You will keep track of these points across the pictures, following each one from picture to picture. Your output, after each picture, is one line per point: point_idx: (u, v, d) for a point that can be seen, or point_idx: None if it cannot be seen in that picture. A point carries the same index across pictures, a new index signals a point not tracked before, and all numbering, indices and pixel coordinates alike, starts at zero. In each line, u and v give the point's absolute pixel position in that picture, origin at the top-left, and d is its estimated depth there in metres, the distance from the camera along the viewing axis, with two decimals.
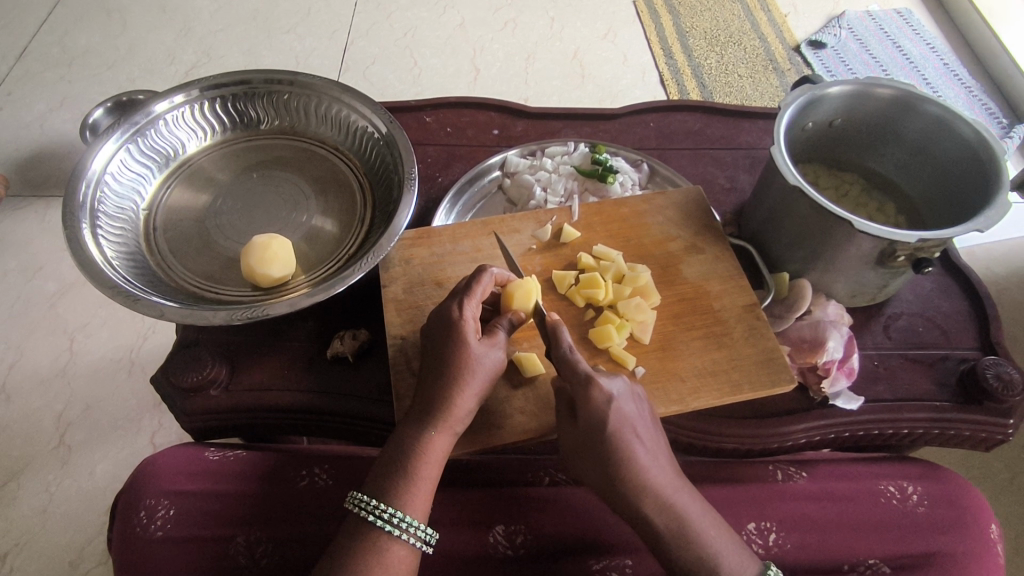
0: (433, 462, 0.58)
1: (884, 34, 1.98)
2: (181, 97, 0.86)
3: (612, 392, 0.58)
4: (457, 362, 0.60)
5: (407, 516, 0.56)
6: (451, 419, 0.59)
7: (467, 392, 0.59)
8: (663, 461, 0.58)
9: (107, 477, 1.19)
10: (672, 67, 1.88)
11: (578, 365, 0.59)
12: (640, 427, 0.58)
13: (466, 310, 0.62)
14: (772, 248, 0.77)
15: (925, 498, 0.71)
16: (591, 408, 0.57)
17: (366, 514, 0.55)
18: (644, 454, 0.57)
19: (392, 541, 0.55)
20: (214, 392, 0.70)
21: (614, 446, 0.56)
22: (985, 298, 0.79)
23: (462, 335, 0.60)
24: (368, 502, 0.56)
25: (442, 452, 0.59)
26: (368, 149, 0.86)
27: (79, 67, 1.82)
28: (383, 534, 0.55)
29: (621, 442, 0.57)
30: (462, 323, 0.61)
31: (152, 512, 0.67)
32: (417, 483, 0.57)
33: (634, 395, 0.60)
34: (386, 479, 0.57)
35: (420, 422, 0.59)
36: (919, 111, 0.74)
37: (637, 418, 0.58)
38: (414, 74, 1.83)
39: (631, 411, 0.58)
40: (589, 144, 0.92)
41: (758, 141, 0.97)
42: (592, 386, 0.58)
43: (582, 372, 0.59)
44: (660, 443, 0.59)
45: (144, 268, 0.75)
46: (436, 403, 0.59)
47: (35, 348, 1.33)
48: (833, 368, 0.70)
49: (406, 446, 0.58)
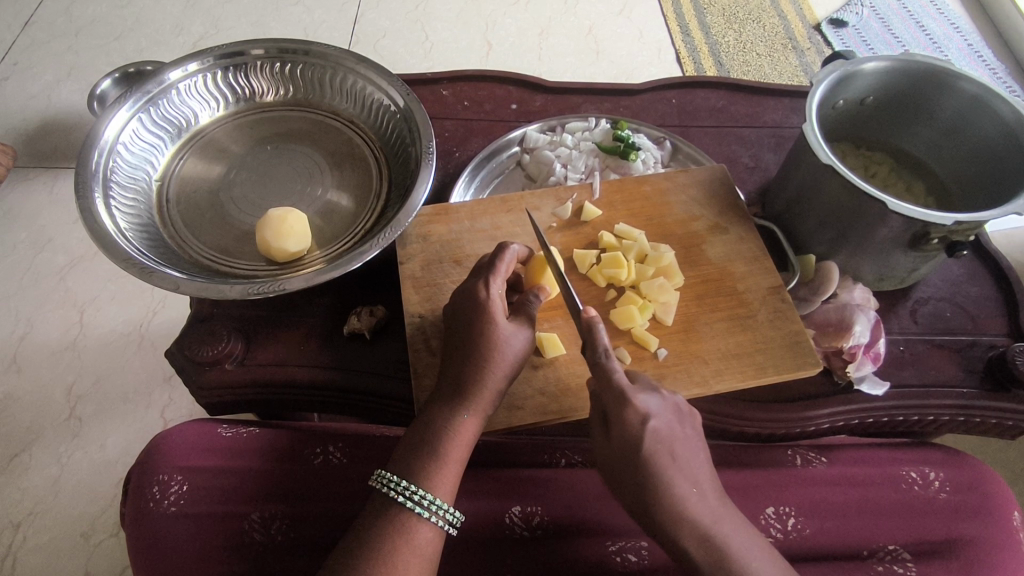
0: (461, 445, 0.57)
1: (907, 13, 1.93)
2: (194, 66, 0.84)
3: (649, 411, 0.54)
4: (483, 342, 0.59)
5: (435, 497, 0.55)
6: (482, 401, 0.58)
7: (494, 373, 0.58)
8: (704, 486, 0.55)
9: (118, 451, 1.19)
10: (688, 44, 1.83)
11: (615, 376, 0.56)
12: (680, 453, 0.55)
13: (493, 289, 0.61)
14: (798, 230, 0.75)
15: (947, 484, 0.70)
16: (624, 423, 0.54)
17: (394, 494, 0.55)
18: (682, 479, 0.54)
19: (421, 523, 0.54)
20: (229, 366, 0.69)
21: (651, 471, 0.53)
22: (1014, 284, 0.78)
23: (490, 315, 0.59)
24: (396, 482, 0.55)
25: (471, 436, 0.58)
26: (385, 123, 0.84)
27: (86, 37, 1.79)
28: (411, 515, 0.54)
29: (658, 465, 0.53)
30: (490, 304, 0.60)
31: (165, 488, 0.66)
32: (446, 465, 0.56)
33: (676, 410, 0.57)
34: (416, 460, 0.56)
35: (449, 403, 0.58)
36: (956, 90, 0.71)
37: (678, 441, 0.55)
38: (425, 48, 1.79)
39: (670, 428, 0.55)
40: (610, 119, 0.89)
41: (784, 120, 0.94)
42: (626, 405, 0.54)
43: (617, 386, 0.55)
44: (702, 459, 0.56)
45: (158, 240, 0.74)
46: (466, 386, 0.58)
47: (45, 321, 1.32)
48: (859, 352, 0.69)
49: (435, 427, 0.57)
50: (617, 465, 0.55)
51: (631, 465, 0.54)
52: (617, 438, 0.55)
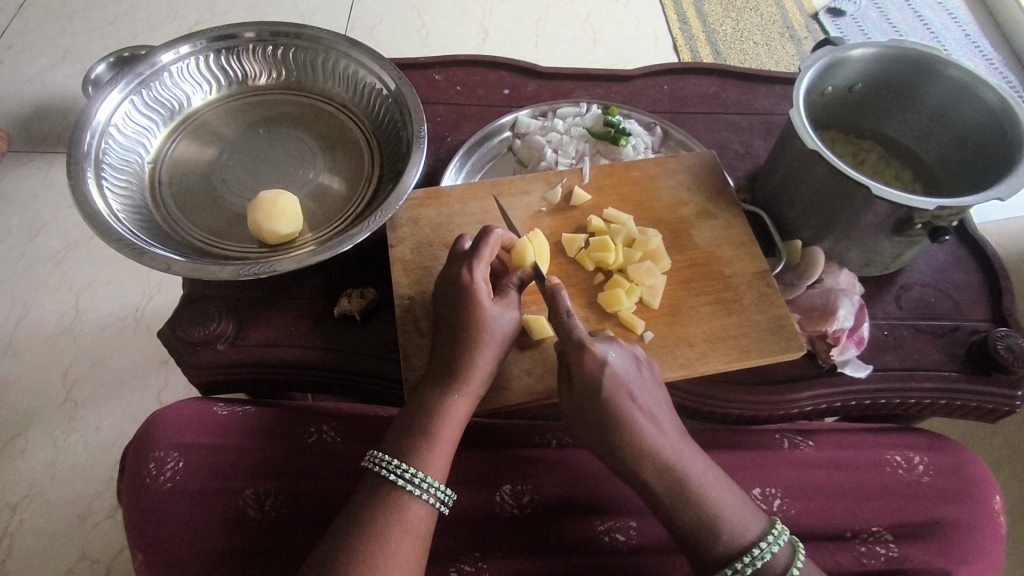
0: (452, 425, 0.58)
1: (905, 3, 1.93)
2: (187, 48, 0.84)
3: (608, 360, 0.57)
4: (471, 326, 0.60)
5: (427, 477, 0.56)
6: (471, 382, 0.59)
7: (482, 356, 0.60)
8: (664, 424, 0.57)
9: (114, 434, 1.20)
10: (685, 33, 1.83)
11: (574, 330, 0.59)
12: (638, 393, 0.57)
13: (477, 273, 0.62)
14: (785, 215, 0.75)
15: (931, 468, 0.71)
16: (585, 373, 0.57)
17: (386, 472, 0.56)
18: (642, 418, 0.57)
19: (412, 501, 0.55)
20: (221, 346, 0.70)
21: (612, 411, 0.56)
22: (999, 271, 0.79)
23: (475, 298, 0.60)
24: (388, 461, 0.56)
25: (462, 415, 0.59)
26: (377, 107, 0.85)
27: (80, 21, 1.78)
28: (403, 493, 0.55)
29: (618, 404, 0.56)
30: (474, 288, 0.61)
31: (161, 464, 0.67)
32: (438, 445, 0.57)
33: (634, 358, 0.59)
34: (408, 441, 0.57)
35: (438, 385, 0.59)
36: (943, 77, 0.72)
37: (636, 383, 0.58)
38: (421, 35, 1.79)
39: (627, 371, 0.58)
40: (602, 105, 0.90)
41: (775, 107, 0.95)
42: (585, 351, 0.57)
43: (577, 338, 0.58)
44: (662, 402, 0.59)
45: (150, 222, 0.75)
46: (455, 367, 0.59)
47: (41, 304, 1.33)
48: (843, 336, 0.70)
49: (426, 408, 0.58)
50: (579, 409, 0.58)
51: (593, 408, 0.57)
52: (579, 384, 0.57)
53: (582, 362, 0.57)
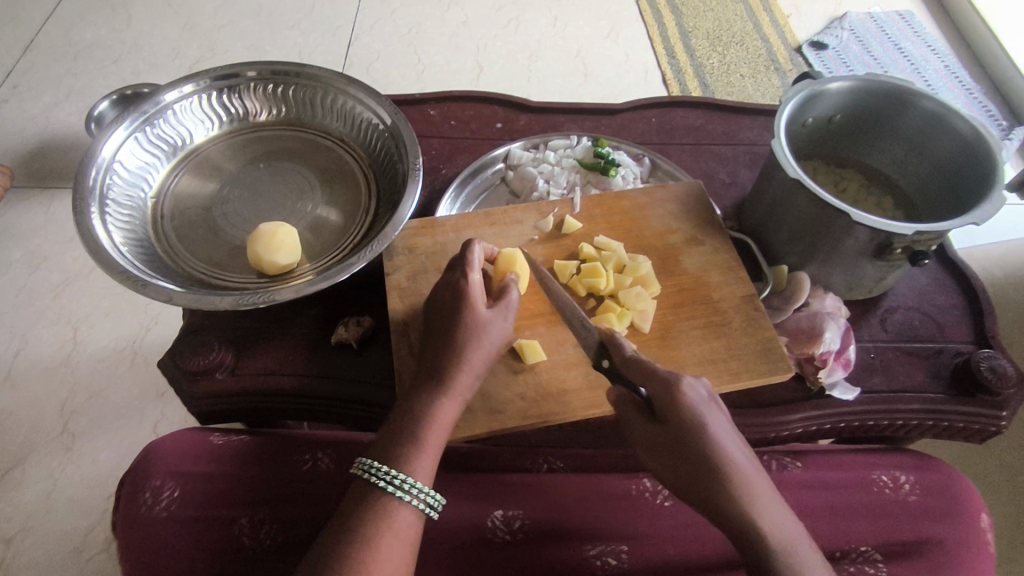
0: (442, 427, 0.59)
1: (886, 36, 1.99)
2: (190, 87, 0.87)
3: (697, 391, 0.55)
4: (461, 331, 0.61)
5: (415, 480, 0.57)
6: (461, 385, 0.60)
7: (471, 360, 0.61)
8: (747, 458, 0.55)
9: (110, 466, 1.20)
10: (674, 66, 1.89)
11: (656, 366, 0.57)
12: (726, 425, 0.55)
13: (472, 278, 0.64)
14: (771, 241, 0.78)
15: (917, 487, 0.72)
16: (681, 409, 0.54)
17: (375, 479, 0.56)
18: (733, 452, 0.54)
19: (401, 506, 0.56)
20: (220, 375, 0.71)
21: (711, 454, 0.53)
22: (979, 292, 0.81)
23: (470, 300, 0.63)
24: (377, 467, 0.57)
25: (450, 418, 0.60)
26: (374, 141, 0.88)
27: (85, 60, 1.83)
28: (392, 498, 0.56)
29: (710, 433, 0.53)
30: (469, 291, 0.63)
31: (157, 493, 0.68)
32: (425, 448, 0.58)
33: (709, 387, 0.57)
34: (396, 444, 0.58)
35: (429, 387, 0.60)
36: (917, 108, 0.75)
37: (721, 414, 0.55)
38: (417, 71, 1.84)
39: (712, 401, 0.56)
40: (591, 137, 0.93)
41: (758, 137, 0.98)
42: (680, 386, 0.54)
43: (664, 372, 0.56)
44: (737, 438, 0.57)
45: (152, 255, 0.77)
46: (445, 369, 0.60)
47: (39, 337, 1.34)
48: (830, 358, 0.72)
49: (415, 412, 0.59)
50: (671, 448, 0.55)
51: (687, 445, 0.54)
52: (673, 423, 0.54)
53: (677, 398, 0.54)
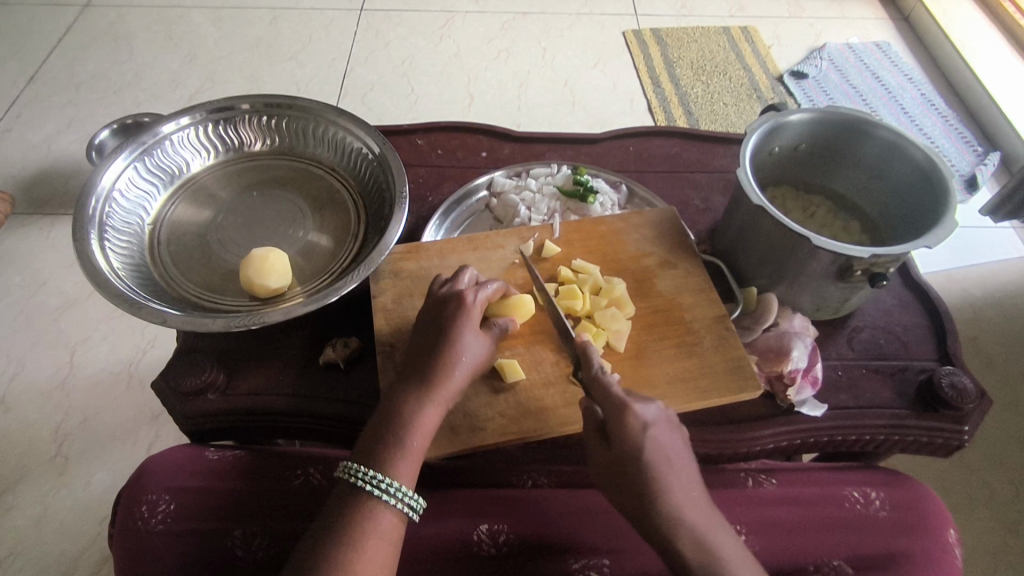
0: (423, 432, 0.62)
1: (863, 65, 2.07)
2: (187, 119, 0.91)
3: (645, 418, 0.61)
4: (450, 343, 0.65)
5: (397, 484, 0.60)
6: (443, 395, 0.64)
7: (458, 371, 0.65)
8: (691, 486, 0.61)
9: (103, 489, 1.21)
10: (660, 95, 1.95)
11: (612, 391, 0.62)
12: (673, 456, 0.61)
13: (476, 296, 0.69)
14: (741, 265, 0.81)
15: (887, 503, 0.75)
16: (625, 433, 0.60)
17: (359, 482, 0.59)
18: (675, 482, 0.60)
19: (383, 508, 0.59)
20: (212, 395, 0.74)
21: (649, 475, 0.59)
22: (942, 312, 0.84)
23: (467, 316, 0.67)
24: (361, 471, 0.60)
25: (431, 425, 0.63)
26: (363, 169, 0.92)
27: (87, 91, 1.88)
28: (376, 501, 0.59)
29: (654, 463, 0.59)
30: (469, 306, 0.67)
31: (153, 506, 0.70)
32: (408, 454, 0.61)
33: (667, 417, 0.63)
34: (381, 449, 0.61)
35: (414, 394, 0.63)
36: (875, 137, 0.79)
37: (671, 445, 0.61)
38: (410, 100, 1.90)
39: (664, 433, 0.61)
40: (571, 166, 0.97)
41: (732, 165, 1.02)
42: (627, 412, 0.60)
43: (617, 398, 0.61)
44: (690, 467, 0.62)
45: (148, 279, 0.80)
46: (432, 379, 0.64)
47: (36, 360, 1.36)
48: (798, 376, 0.75)
49: (399, 416, 0.62)
50: (617, 468, 0.60)
51: (627, 465, 0.60)
52: (618, 445, 0.60)
53: (623, 422, 0.60)
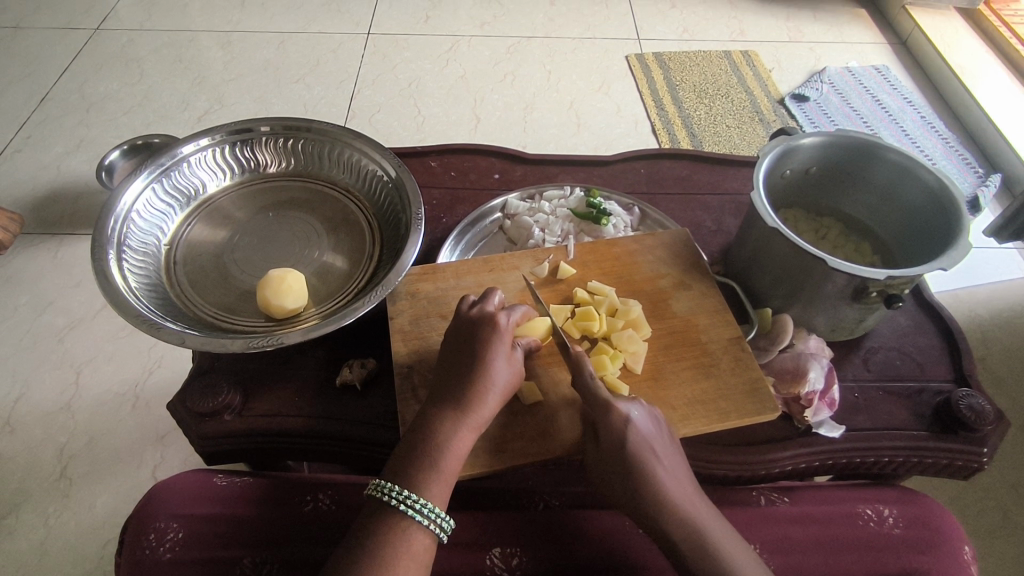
0: (457, 455, 0.63)
1: (864, 88, 2.10)
2: (206, 141, 0.93)
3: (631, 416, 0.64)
4: (484, 367, 0.66)
5: (431, 505, 0.61)
6: (478, 419, 0.65)
7: (492, 394, 0.65)
8: (681, 479, 0.64)
9: (107, 511, 1.20)
10: (663, 118, 1.98)
11: (599, 391, 0.65)
12: (660, 451, 0.63)
13: (509, 318, 0.70)
14: (755, 286, 0.82)
15: (900, 520, 0.74)
16: (611, 430, 0.63)
17: (392, 500, 0.61)
18: (665, 477, 0.63)
19: (417, 528, 0.60)
20: (227, 416, 0.73)
21: (637, 467, 0.62)
22: (955, 333, 0.84)
23: (500, 340, 0.67)
24: (394, 489, 0.61)
25: (465, 448, 0.64)
26: (378, 192, 0.92)
27: (97, 112, 1.90)
28: (408, 520, 0.60)
29: (641, 459, 0.62)
30: (501, 330, 0.68)
31: (162, 535, 0.70)
32: (442, 477, 0.62)
33: (655, 417, 0.66)
34: (416, 472, 0.62)
35: (448, 416, 0.64)
36: (886, 160, 0.80)
37: (658, 441, 0.64)
38: (417, 122, 1.92)
39: (650, 431, 0.64)
40: (584, 188, 0.98)
41: (742, 187, 1.03)
42: (612, 412, 0.63)
43: (602, 399, 0.64)
44: (680, 462, 0.65)
45: (165, 299, 0.80)
46: (466, 402, 0.64)
47: (42, 381, 1.35)
48: (815, 398, 0.75)
49: (432, 439, 0.63)
50: (608, 465, 0.64)
51: (618, 461, 0.63)
52: (607, 441, 0.64)
53: (609, 421, 0.63)
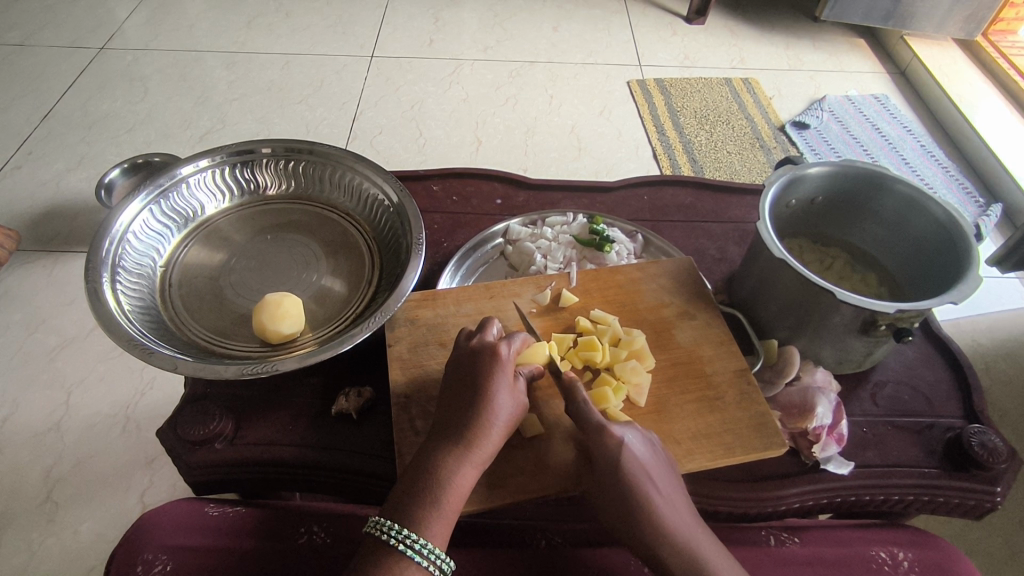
0: (459, 491, 0.61)
1: (864, 117, 2.11)
2: (206, 162, 0.92)
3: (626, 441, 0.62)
4: (487, 399, 0.64)
5: (431, 545, 0.59)
6: (482, 454, 0.63)
7: (495, 428, 0.63)
8: (680, 507, 0.62)
9: (92, 537, 1.16)
10: (664, 143, 1.98)
11: (592, 415, 0.64)
12: (656, 477, 0.62)
13: (510, 349, 0.68)
14: (760, 317, 0.80)
15: (915, 564, 0.72)
16: (604, 453, 0.62)
17: (391, 539, 0.59)
18: (662, 504, 0.61)
19: (414, 569, 0.58)
20: (220, 445, 0.71)
21: (630, 488, 0.61)
22: (964, 367, 0.83)
23: (501, 370, 0.66)
24: (393, 527, 0.59)
25: (468, 484, 0.62)
26: (379, 216, 0.91)
27: (99, 130, 1.90)
28: (405, 560, 0.58)
29: (635, 483, 0.61)
30: (502, 361, 0.66)
31: (150, 566, 0.67)
32: (443, 515, 0.60)
33: (649, 442, 0.64)
34: (418, 509, 0.60)
35: (449, 451, 0.62)
36: (894, 192, 0.80)
37: (652, 467, 0.62)
38: (418, 144, 1.92)
39: (645, 456, 0.62)
40: (587, 215, 0.97)
41: (746, 216, 1.03)
42: (605, 434, 0.62)
43: (596, 423, 0.63)
44: (677, 487, 0.64)
45: (158, 322, 0.78)
46: (467, 436, 0.62)
47: (31, 401, 1.33)
48: (823, 433, 0.73)
49: (433, 475, 0.61)
50: (599, 485, 0.63)
51: (611, 485, 0.62)
52: (600, 464, 0.62)
53: (603, 445, 0.62)
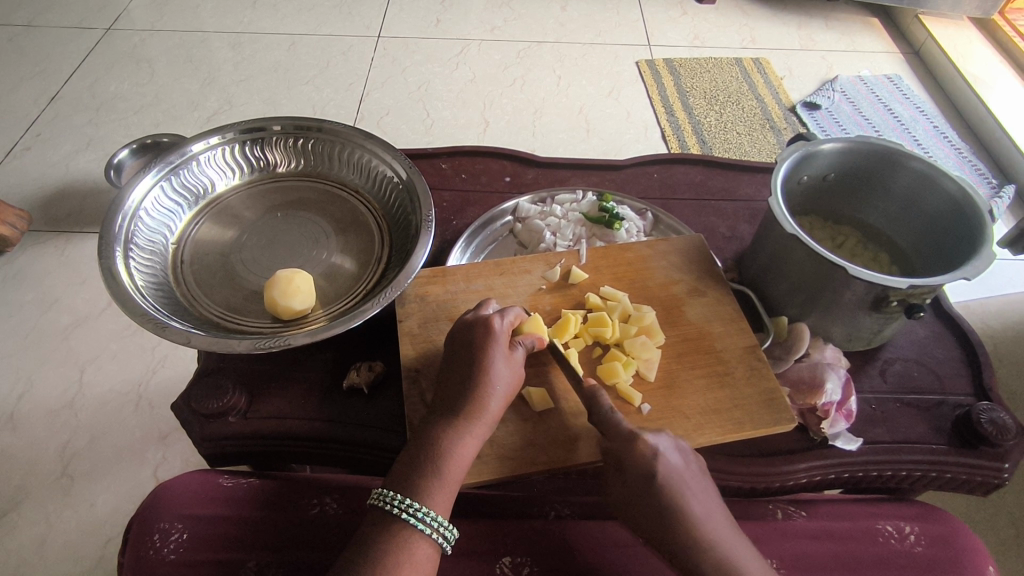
0: (461, 464, 0.62)
1: (876, 97, 2.08)
2: (216, 139, 0.92)
3: (660, 447, 0.61)
4: (484, 371, 0.64)
5: (434, 514, 0.60)
6: (481, 426, 0.63)
7: (493, 399, 0.64)
8: (714, 512, 0.61)
9: (108, 511, 1.19)
10: (673, 124, 1.97)
11: (622, 424, 0.63)
12: (691, 483, 0.61)
13: (504, 321, 0.68)
14: (770, 294, 0.80)
15: (922, 538, 0.72)
16: (638, 461, 0.60)
17: (394, 509, 0.59)
18: (697, 508, 0.60)
19: (420, 537, 0.59)
20: (232, 418, 0.72)
21: (667, 498, 0.59)
22: (975, 345, 0.83)
23: (495, 343, 0.66)
24: (396, 498, 0.60)
25: (469, 455, 0.63)
26: (389, 193, 0.91)
27: (107, 111, 1.90)
28: (412, 529, 0.59)
29: (672, 490, 0.59)
30: (496, 333, 0.66)
31: (166, 536, 0.68)
32: (446, 486, 0.61)
33: (682, 447, 0.63)
34: (421, 480, 0.61)
35: (449, 423, 0.63)
36: (908, 168, 0.79)
37: (688, 474, 0.61)
38: (426, 125, 1.92)
39: (678, 463, 0.61)
40: (597, 193, 0.97)
41: (757, 194, 1.02)
42: (638, 443, 0.61)
43: (628, 431, 0.62)
44: (712, 496, 0.62)
45: (171, 298, 0.79)
46: (466, 408, 0.63)
47: (45, 378, 1.34)
48: (832, 410, 0.73)
49: (434, 446, 0.62)
50: (636, 496, 0.61)
51: (645, 493, 0.60)
52: (633, 473, 0.61)
53: (635, 452, 0.61)
